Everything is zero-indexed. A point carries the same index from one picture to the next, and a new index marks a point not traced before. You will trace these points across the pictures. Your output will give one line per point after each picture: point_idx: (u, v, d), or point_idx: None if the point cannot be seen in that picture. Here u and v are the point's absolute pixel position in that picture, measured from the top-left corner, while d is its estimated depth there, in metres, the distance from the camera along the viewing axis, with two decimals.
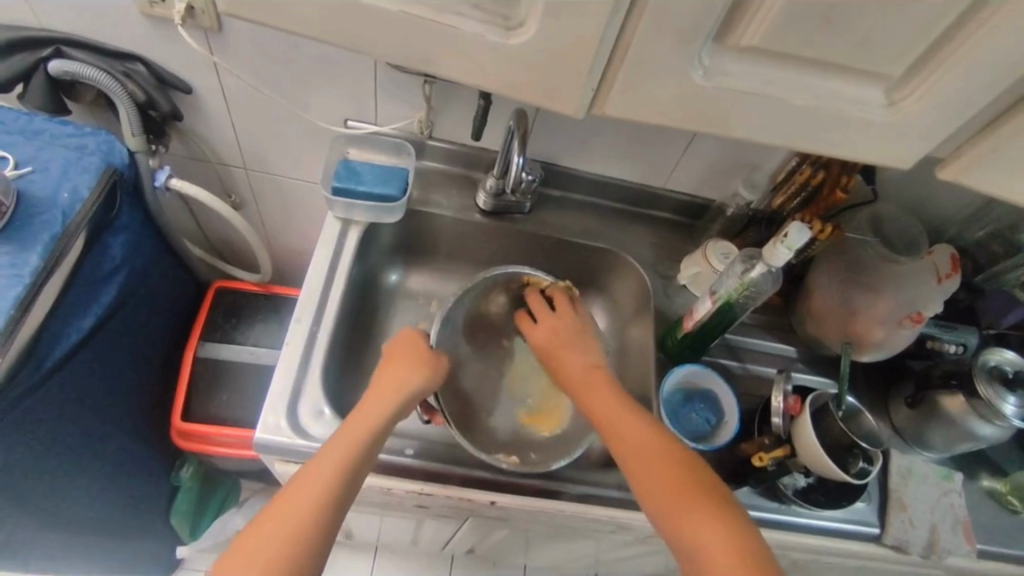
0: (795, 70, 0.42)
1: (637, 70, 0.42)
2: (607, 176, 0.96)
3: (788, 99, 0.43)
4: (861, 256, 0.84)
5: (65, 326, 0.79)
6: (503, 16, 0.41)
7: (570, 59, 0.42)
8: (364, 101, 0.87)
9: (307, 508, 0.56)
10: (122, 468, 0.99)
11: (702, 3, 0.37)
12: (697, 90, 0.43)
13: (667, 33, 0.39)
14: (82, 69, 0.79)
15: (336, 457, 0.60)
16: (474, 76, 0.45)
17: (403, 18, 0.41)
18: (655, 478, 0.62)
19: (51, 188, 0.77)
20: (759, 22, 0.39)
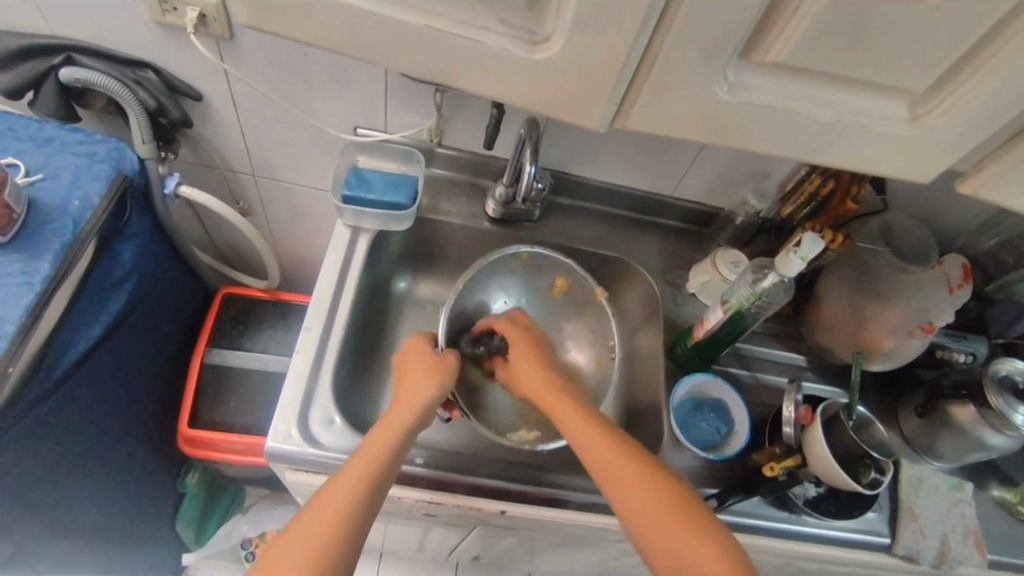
0: (818, 86, 0.42)
1: (661, 85, 0.42)
2: (616, 185, 0.95)
3: (810, 113, 0.43)
4: (872, 266, 0.84)
5: (75, 334, 0.78)
6: (528, 31, 0.41)
7: (593, 74, 0.42)
8: (375, 109, 0.87)
9: (334, 520, 0.56)
10: (129, 476, 0.98)
11: (729, 19, 0.37)
12: (719, 104, 0.43)
13: (691, 48, 0.39)
14: (95, 77, 0.79)
15: (361, 468, 0.60)
16: (495, 90, 0.45)
17: (427, 32, 0.41)
18: (644, 486, 0.61)
19: (62, 195, 0.77)
20: (785, 37, 0.39)
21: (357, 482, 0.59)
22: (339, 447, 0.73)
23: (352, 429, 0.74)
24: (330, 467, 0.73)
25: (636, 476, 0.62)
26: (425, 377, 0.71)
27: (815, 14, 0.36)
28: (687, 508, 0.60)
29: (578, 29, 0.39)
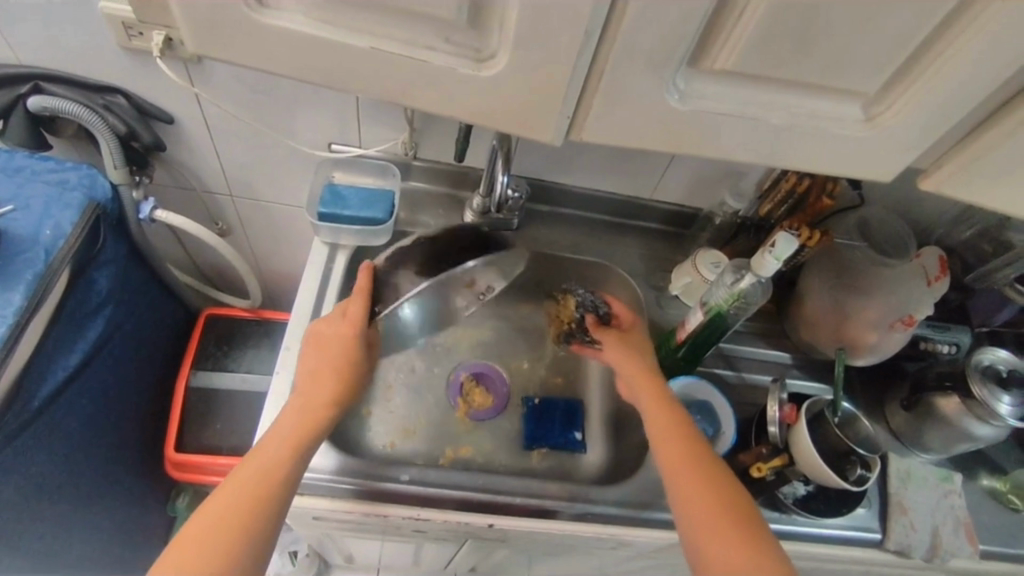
0: (772, 91, 0.42)
1: (614, 97, 0.42)
2: (594, 189, 0.95)
3: (765, 117, 0.43)
4: (851, 261, 0.84)
5: (51, 365, 0.78)
6: (476, 49, 0.41)
7: (545, 88, 0.41)
8: (347, 124, 0.86)
9: (249, 505, 0.57)
10: (115, 503, 0.97)
11: (675, 29, 0.37)
12: (674, 113, 0.43)
13: (639, 59, 0.39)
14: (60, 104, 0.78)
15: (256, 475, 0.59)
16: (449, 109, 0.44)
17: (375, 55, 0.41)
18: (687, 482, 0.63)
19: (33, 226, 0.76)
20: (732, 46, 0.39)
21: (251, 485, 0.58)
22: (322, 468, 0.72)
23: (333, 449, 0.74)
24: (310, 489, 0.72)
25: (691, 475, 0.64)
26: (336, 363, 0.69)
27: (761, 17, 0.36)
28: (725, 504, 0.62)
29: (524, 45, 0.39)
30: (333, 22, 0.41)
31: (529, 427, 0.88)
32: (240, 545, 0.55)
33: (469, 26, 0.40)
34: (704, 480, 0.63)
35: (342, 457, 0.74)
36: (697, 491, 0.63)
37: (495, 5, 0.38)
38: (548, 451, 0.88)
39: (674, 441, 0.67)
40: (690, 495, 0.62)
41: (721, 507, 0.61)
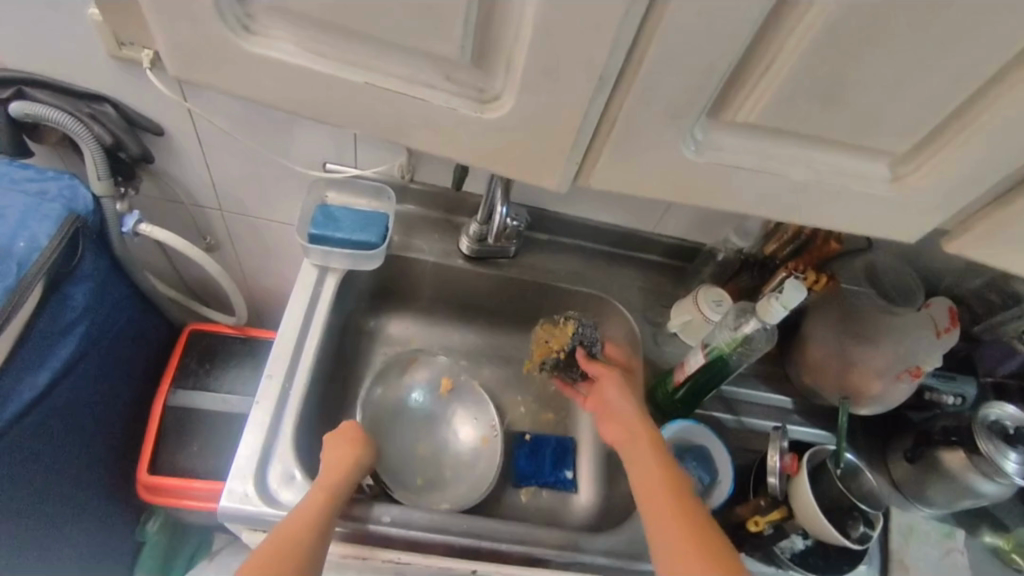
0: (797, 146, 0.40)
1: (625, 145, 0.39)
2: (594, 219, 0.93)
3: (787, 173, 0.40)
4: (859, 307, 0.82)
5: (17, 384, 0.74)
6: (479, 89, 0.39)
7: (553, 134, 0.39)
8: (344, 145, 0.84)
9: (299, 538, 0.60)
10: (79, 527, 0.93)
11: (703, 74, 0.34)
12: (688, 166, 0.40)
13: (658, 109, 0.37)
14: (44, 111, 0.75)
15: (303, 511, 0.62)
16: (447, 147, 0.41)
17: (368, 90, 0.39)
18: (669, 508, 0.62)
19: (7, 238, 0.73)
20: (758, 97, 0.37)
21: (277, 561, 0.57)
22: None
23: None
24: None
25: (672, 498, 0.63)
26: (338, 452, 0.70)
27: (791, 67, 0.34)
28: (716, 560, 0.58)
29: (533, 88, 0.36)
30: (326, 53, 0.38)
31: (521, 464, 0.86)
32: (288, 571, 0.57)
33: (475, 65, 0.37)
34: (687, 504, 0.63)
35: None
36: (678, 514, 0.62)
37: (504, 45, 0.36)
38: (536, 488, 0.86)
39: (652, 467, 0.66)
40: (673, 519, 0.61)
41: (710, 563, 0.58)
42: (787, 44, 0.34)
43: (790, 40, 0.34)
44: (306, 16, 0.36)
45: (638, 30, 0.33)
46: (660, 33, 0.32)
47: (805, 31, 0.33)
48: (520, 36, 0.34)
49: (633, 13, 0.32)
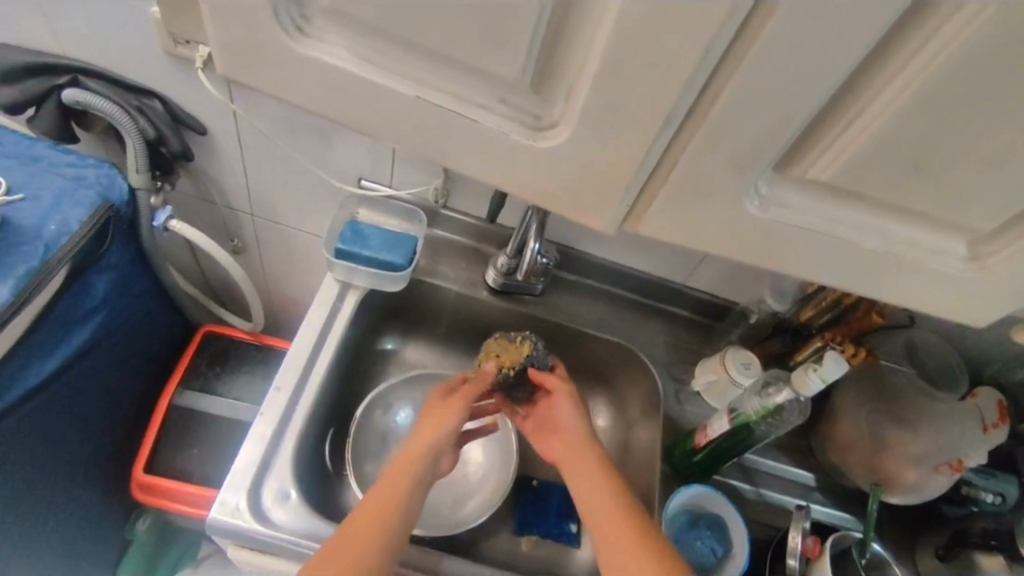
0: (866, 212, 0.39)
1: (682, 189, 0.38)
2: (624, 266, 0.90)
3: (855, 239, 0.40)
4: (896, 386, 0.77)
5: (25, 367, 0.73)
6: (536, 116, 0.38)
7: (607, 166, 0.38)
8: (381, 164, 0.83)
9: (370, 530, 0.61)
10: (66, 520, 0.90)
11: (786, 111, 0.32)
12: (748, 216, 0.39)
13: (724, 154, 0.35)
14: (97, 101, 0.77)
15: (375, 501, 0.64)
16: (494, 172, 0.40)
17: (417, 104, 0.38)
18: (613, 523, 0.63)
19: (38, 219, 0.72)
20: (833, 158, 0.37)
21: (352, 551, 0.59)
22: (291, 528, 0.66)
23: (309, 508, 0.68)
24: (279, 549, 0.66)
25: (617, 513, 0.64)
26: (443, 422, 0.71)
27: (876, 129, 0.34)
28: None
29: (596, 118, 0.35)
30: (378, 63, 0.37)
31: (524, 512, 0.83)
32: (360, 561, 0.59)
33: (533, 92, 0.37)
34: (630, 517, 0.64)
35: (318, 519, 0.68)
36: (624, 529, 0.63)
37: (567, 72, 0.35)
38: (539, 538, 0.82)
39: (597, 483, 0.67)
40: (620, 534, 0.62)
41: None
42: (876, 104, 0.33)
43: (879, 102, 0.33)
44: (363, 23, 0.35)
45: (714, 70, 0.32)
46: (738, 76, 0.31)
47: (897, 92, 0.32)
48: (588, 64, 0.34)
49: (713, 52, 0.31)
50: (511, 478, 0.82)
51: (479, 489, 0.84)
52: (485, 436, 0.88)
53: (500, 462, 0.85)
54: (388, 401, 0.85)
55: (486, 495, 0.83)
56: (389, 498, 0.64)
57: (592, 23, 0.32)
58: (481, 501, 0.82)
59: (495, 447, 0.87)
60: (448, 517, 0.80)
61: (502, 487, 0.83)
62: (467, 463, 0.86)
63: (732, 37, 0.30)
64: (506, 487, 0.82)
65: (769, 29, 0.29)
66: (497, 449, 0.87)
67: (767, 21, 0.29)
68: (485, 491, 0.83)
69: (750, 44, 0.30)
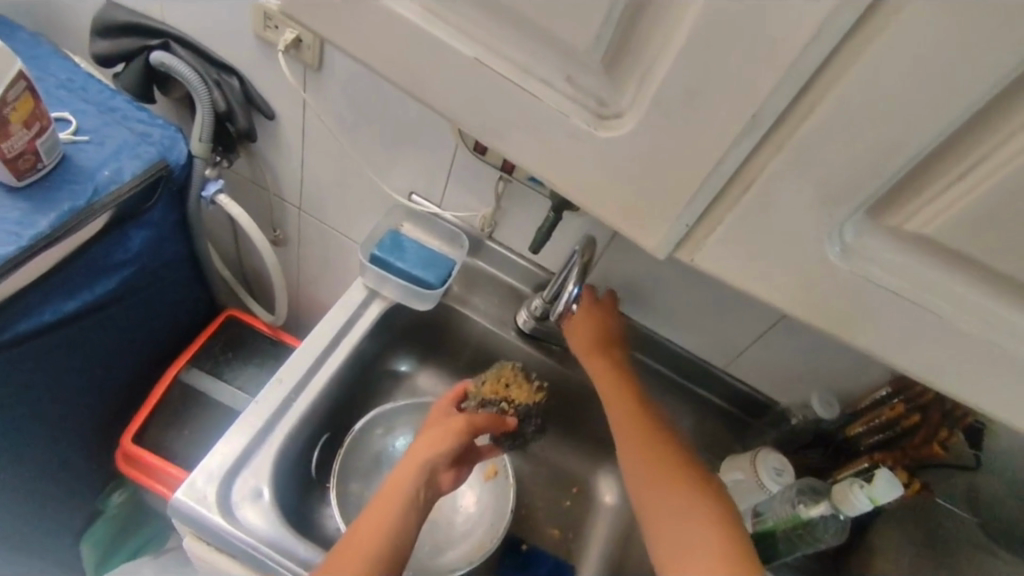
0: (972, 287, 0.31)
1: (755, 223, 0.33)
2: (663, 337, 0.84)
3: (954, 321, 0.32)
4: (948, 532, 0.70)
5: (44, 301, 0.72)
6: (600, 100, 0.33)
7: (667, 180, 0.33)
8: (434, 180, 0.81)
9: (357, 554, 0.57)
10: (43, 471, 0.88)
11: (891, 142, 0.27)
12: (827, 266, 0.33)
13: (808, 184, 0.30)
14: (179, 66, 0.78)
15: (366, 522, 0.60)
16: (541, 165, 0.35)
17: (478, 70, 0.33)
18: (668, 499, 0.60)
19: (97, 162, 0.74)
20: (941, 204, 0.29)
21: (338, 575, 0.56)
22: (254, 531, 0.61)
23: (279, 513, 0.63)
24: (236, 550, 0.61)
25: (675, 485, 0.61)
26: (429, 444, 0.67)
27: (999, 182, 0.27)
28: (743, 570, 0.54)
29: (663, 119, 0.31)
30: (444, 19, 0.33)
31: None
32: None
33: (604, 71, 0.31)
34: (689, 494, 0.60)
35: (284, 527, 0.63)
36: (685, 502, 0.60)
37: (646, 52, 0.30)
38: None
39: (654, 453, 0.64)
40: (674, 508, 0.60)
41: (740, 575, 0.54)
42: (994, 152, 0.27)
43: (1009, 145, 0.26)
44: None
45: (807, 81, 0.27)
46: (841, 86, 0.27)
47: None
48: (666, 58, 0.29)
49: (809, 55, 0.26)
50: (498, 539, 0.75)
51: (462, 543, 0.77)
52: (484, 488, 0.81)
53: (492, 520, 0.79)
54: (393, 423, 0.81)
55: (468, 552, 0.76)
56: (377, 524, 0.59)
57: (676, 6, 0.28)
58: (460, 558, 0.75)
59: (490, 503, 0.80)
60: (420, 563, 0.74)
61: (486, 547, 0.76)
62: (457, 513, 0.80)
63: (834, 44, 0.26)
64: (491, 548, 0.75)
65: (884, 36, 0.25)
66: (492, 505, 0.80)
67: (885, 25, 0.24)
68: (468, 547, 0.76)
69: (858, 52, 0.26)
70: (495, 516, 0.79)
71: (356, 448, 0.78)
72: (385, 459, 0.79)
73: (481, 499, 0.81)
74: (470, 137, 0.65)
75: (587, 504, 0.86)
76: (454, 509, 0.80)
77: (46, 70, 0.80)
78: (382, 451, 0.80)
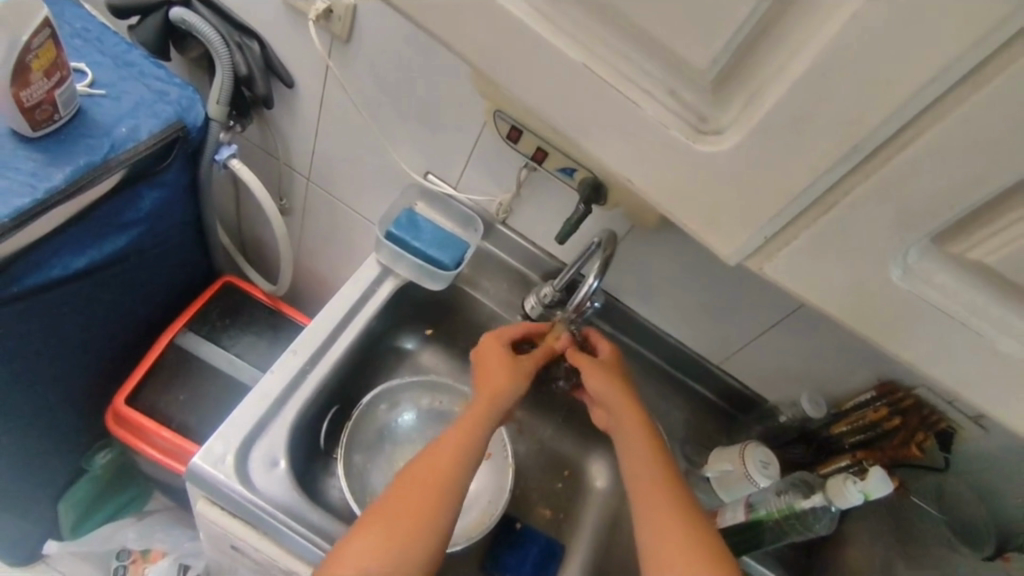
0: (1015, 312, 0.34)
1: (826, 241, 0.35)
2: (665, 332, 0.86)
3: (993, 341, 0.35)
4: (921, 529, 0.76)
5: (53, 257, 0.71)
6: (700, 117, 0.35)
7: (754, 197, 0.35)
8: (454, 162, 0.82)
9: (439, 475, 0.61)
10: (34, 426, 0.87)
11: (975, 181, 0.30)
12: (882, 285, 0.35)
13: (888, 209, 0.32)
14: (200, 24, 0.77)
15: (443, 447, 0.64)
16: (626, 168, 0.37)
17: (581, 73, 0.35)
18: (649, 469, 0.67)
19: (113, 118, 0.72)
20: (1008, 239, 0.31)
21: (419, 492, 0.60)
22: (269, 497, 0.63)
23: (292, 481, 0.64)
24: (247, 515, 0.63)
25: (665, 507, 0.63)
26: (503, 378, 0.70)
27: None
28: (709, 542, 0.60)
29: (764, 141, 0.33)
30: (550, 21, 0.34)
31: (503, 553, 0.79)
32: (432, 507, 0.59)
33: (710, 89, 0.34)
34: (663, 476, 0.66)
35: (298, 494, 0.64)
36: (667, 503, 0.63)
37: (756, 76, 0.32)
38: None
39: (647, 474, 0.66)
40: (669, 525, 0.61)
41: (697, 542, 0.60)
42: None
43: None
44: None
45: (907, 121, 0.29)
46: (940, 126, 0.29)
47: None
48: (777, 82, 0.31)
49: (912, 105, 0.28)
50: (497, 513, 0.78)
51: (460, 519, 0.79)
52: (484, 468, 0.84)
53: (493, 499, 0.81)
54: (396, 399, 0.82)
55: (468, 525, 0.78)
56: (454, 447, 0.64)
57: (794, 39, 0.30)
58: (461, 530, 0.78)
59: (490, 482, 0.82)
60: None
61: (487, 520, 0.78)
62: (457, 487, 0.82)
63: (941, 92, 0.28)
64: (491, 521, 0.78)
65: (984, 94, 0.27)
66: (492, 484, 0.82)
67: (989, 82, 0.27)
68: (468, 523, 0.78)
69: (956, 105, 0.28)
70: (492, 495, 0.81)
71: (365, 422, 0.79)
72: (389, 433, 0.81)
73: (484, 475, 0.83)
74: (505, 124, 0.65)
75: (580, 487, 0.89)
76: None
77: (60, 18, 0.78)
78: (385, 425, 0.81)
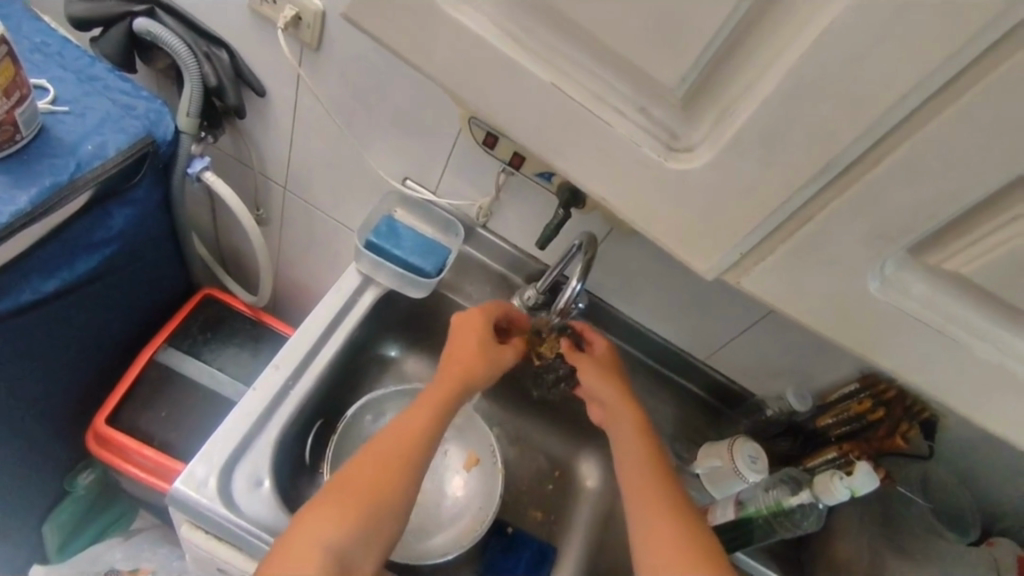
0: (990, 317, 0.34)
1: (805, 252, 0.35)
2: (649, 330, 0.86)
3: (970, 345, 0.35)
4: (905, 519, 0.76)
5: (22, 281, 0.69)
6: (672, 133, 0.34)
7: (730, 212, 0.35)
8: (431, 167, 0.81)
9: (402, 456, 0.62)
10: (14, 452, 0.85)
11: (948, 195, 0.30)
12: (861, 295, 0.35)
13: (863, 223, 0.32)
14: (167, 36, 0.76)
15: (408, 426, 0.64)
16: (601, 186, 0.37)
17: (550, 92, 0.34)
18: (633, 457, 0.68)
19: (79, 135, 0.70)
20: (982, 249, 0.31)
21: (382, 473, 0.60)
22: (253, 518, 0.62)
23: (277, 501, 0.63)
24: (233, 537, 0.62)
25: (653, 498, 0.64)
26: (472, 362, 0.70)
27: None
28: (698, 533, 0.61)
29: (738, 159, 0.32)
30: (517, 40, 0.34)
31: (495, 559, 0.79)
32: (394, 485, 0.60)
33: (681, 106, 0.33)
34: (647, 465, 0.67)
35: (284, 514, 0.63)
36: (654, 491, 0.64)
37: (728, 91, 0.32)
38: None
39: (634, 466, 0.67)
40: (654, 509, 0.63)
41: (678, 524, 0.62)
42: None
43: None
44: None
45: (881, 136, 0.29)
46: (912, 142, 0.29)
47: None
48: (748, 97, 0.31)
49: (884, 122, 0.28)
50: (488, 520, 0.78)
51: (452, 526, 0.79)
52: (474, 474, 0.83)
53: (484, 505, 0.80)
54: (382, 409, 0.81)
55: (459, 533, 0.78)
56: (415, 427, 0.64)
57: (764, 55, 0.30)
58: (452, 539, 0.78)
59: (481, 488, 0.82)
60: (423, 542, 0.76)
61: (478, 527, 0.78)
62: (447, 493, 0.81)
63: (913, 108, 0.28)
64: (482, 528, 0.78)
65: (955, 110, 0.27)
66: (483, 490, 0.82)
67: (959, 98, 0.27)
68: (460, 531, 0.78)
69: (928, 120, 0.28)
70: (483, 502, 0.81)
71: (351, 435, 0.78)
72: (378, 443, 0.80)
73: (476, 481, 0.83)
74: (480, 130, 0.65)
75: (570, 488, 0.89)
76: (440, 491, 0.81)
77: (18, 33, 0.76)
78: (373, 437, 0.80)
